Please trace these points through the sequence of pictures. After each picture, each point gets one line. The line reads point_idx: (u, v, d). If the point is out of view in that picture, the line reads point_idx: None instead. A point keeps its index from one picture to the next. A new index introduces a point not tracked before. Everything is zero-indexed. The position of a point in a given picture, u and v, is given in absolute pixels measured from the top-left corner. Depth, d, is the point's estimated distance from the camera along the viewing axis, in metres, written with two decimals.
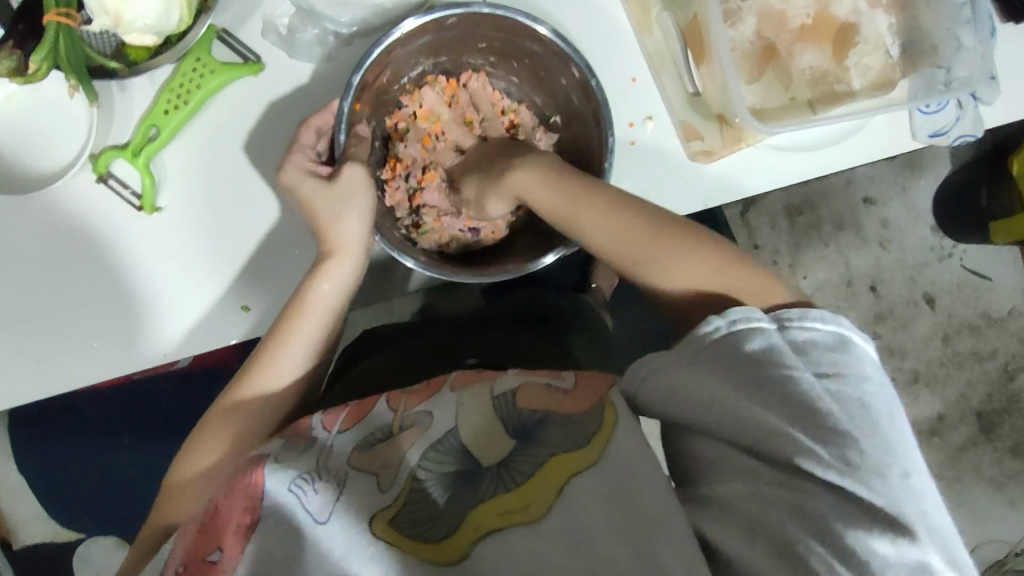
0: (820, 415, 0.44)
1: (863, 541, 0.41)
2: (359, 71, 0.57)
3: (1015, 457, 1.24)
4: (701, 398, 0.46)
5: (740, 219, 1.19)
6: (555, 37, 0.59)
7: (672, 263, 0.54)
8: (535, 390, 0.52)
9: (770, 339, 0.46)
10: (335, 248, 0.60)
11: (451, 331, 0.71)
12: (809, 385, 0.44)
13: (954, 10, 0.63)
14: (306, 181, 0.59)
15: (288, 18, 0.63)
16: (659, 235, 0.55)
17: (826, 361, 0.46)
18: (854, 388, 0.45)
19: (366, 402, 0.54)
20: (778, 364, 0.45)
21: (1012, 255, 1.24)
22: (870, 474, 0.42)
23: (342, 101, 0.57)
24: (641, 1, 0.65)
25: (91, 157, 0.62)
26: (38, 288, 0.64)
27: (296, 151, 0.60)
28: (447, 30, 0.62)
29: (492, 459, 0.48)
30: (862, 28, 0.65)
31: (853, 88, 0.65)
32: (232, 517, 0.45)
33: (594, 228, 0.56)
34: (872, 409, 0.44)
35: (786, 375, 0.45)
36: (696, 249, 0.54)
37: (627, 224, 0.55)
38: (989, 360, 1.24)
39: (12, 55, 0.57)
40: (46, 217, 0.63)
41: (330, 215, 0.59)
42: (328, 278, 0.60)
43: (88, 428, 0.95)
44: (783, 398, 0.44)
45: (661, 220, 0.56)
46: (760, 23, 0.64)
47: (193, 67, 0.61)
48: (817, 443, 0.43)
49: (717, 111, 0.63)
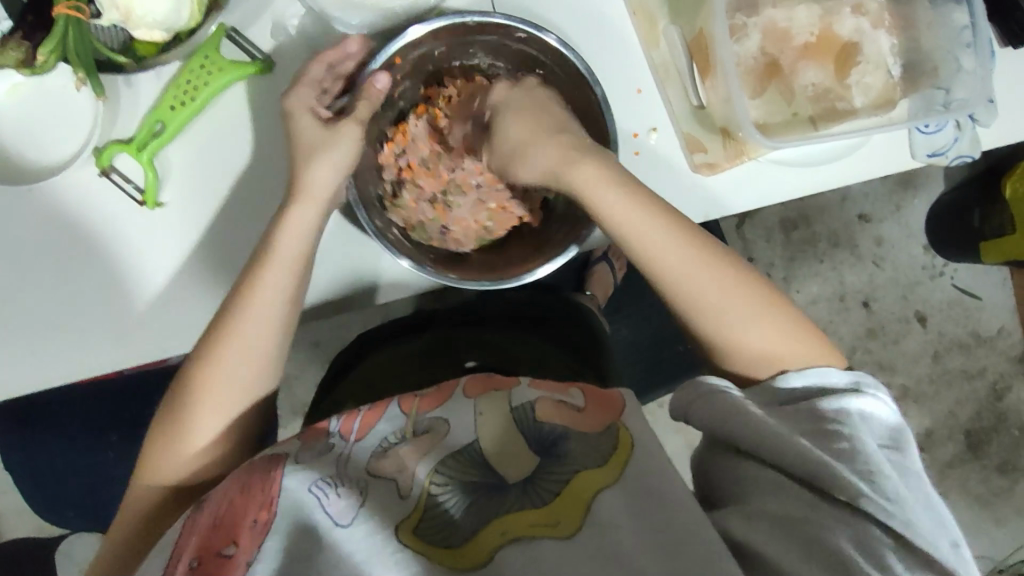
0: (878, 474, 0.50)
1: None
2: (404, 36, 0.60)
3: (1002, 474, 1.26)
4: (757, 431, 0.52)
5: (737, 232, 1.20)
6: (559, 45, 0.61)
7: (714, 290, 0.58)
8: (550, 405, 0.51)
9: (842, 400, 0.53)
10: (299, 193, 0.59)
11: (453, 331, 0.71)
12: (873, 448, 0.51)
13: (955, 33, 0.65)
14: (308, 125, 0.60)
15: (299, 19, 0.64)
16: (712, 264, 0.58)
17: (887, 435, 0.52)
18: (910, 463, 0.52)
19: (375, 408, 0.53)
20: (847, 419, 0.52)
21: (1002, 275, 1.26)
22: (918, 530, 0.48)
23: (382, 53, 0.60)
24: (647, 13, 0.66)
25: (95, 150, 0.61)
26: (36, 281, 0.63)
27: (304, 84, 0.60)
28: (514, 41, 0.63)
29: (517, 477, 0.47)
30: (864, 48, 0.66)
31: (855, 106, 0.66)
32: (247, 512, 0.47)
33: (653, 245, 0.58)
34: (921, 482, 0.51)
35: (844, 429, 0.51)
36: (743, 288, 0.58)
37: (694, 260, 0.58)
38: (978, 378, 1.26)
39: (21, 46, 0.57)
40: (47, 209, 0.63)
41: (310, 162, 0.60)
42: (291, 228, 0.59)
43: (77, 424, 0.94)
44: (847, 452, 0.51)
45: (718, 249, 0.59)
46: (764, 39, 0.65)
47: (201, 64, 0.61)
48: (882, 499, 0.49)
49: (720, 124, 0.64)
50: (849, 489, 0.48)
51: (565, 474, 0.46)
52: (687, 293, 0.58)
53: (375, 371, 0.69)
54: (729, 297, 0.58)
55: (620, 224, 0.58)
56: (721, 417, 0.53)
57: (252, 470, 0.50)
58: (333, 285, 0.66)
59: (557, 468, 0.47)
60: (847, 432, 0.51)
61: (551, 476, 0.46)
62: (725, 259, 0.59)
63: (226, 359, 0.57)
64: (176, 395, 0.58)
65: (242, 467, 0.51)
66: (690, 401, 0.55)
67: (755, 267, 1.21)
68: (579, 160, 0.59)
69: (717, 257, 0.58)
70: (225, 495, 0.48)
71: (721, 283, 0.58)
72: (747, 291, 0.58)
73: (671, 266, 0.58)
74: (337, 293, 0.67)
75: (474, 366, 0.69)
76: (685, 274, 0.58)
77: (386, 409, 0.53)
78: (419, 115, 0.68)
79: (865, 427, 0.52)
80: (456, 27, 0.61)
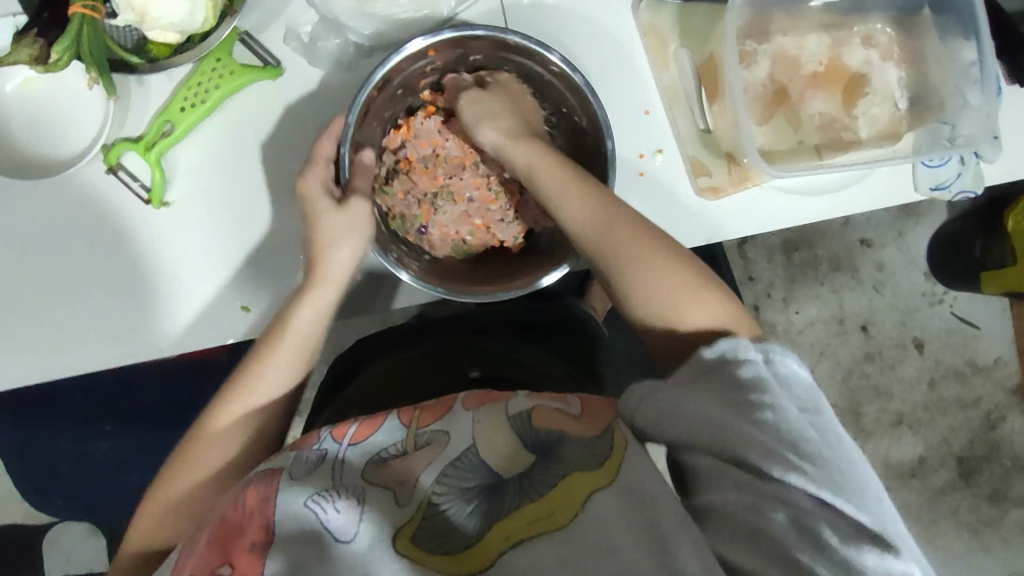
0: (804, 443, 0.46)
1: (853, 550, 0.42)
2: (413, 41, 0.58)
3: (992, 504, 1.25)
4: (686, 420, 0.48)
5: (738, 251, 1.21)
6: (586, 92, 0.60)
7: (660, 274, 0.56)
8: (550, 413, 0.52)
9: (757, 366, 0.49)
10: (320, 276, 0.59)
11: (455, 341, 0.73)
12: (795, 415, 0.47)
13: (963, 69, 0.65)
14: (320, 201, 0.59)
15: (312, 26, 0.64)
16: (640, 240, 0.57)
17: (801, 395, 0.49)
18: (829, 423, 0.48)
19: (371, 422, 0.55)
20: (762, 386, 0.48)
21: (1001, 306, 1.26)
22: (850, 496, 0.44)
23: (373, 74, 0.57)
24: (659, 35, 0.67)
25: (103, 148, 0.62)
26: (40, 273, 0.64)
27: (318, 162, 0.60)
28: (549, 72, 0.62)
29: (512, 472, 0.48)
30: (873, 79, 0.66)
31: (861, 137, 0.66)
32: (246, 532, 0.46)
33: (582, 216, 0.57)
34: (844, 442, 0.47)
35: (763, 399, 0.47)
36: (681, 266, 0.57)
37: (622, 225, 0.56)
38: (973, 407, 1.26)
39: (35, 44, 0.56)
40: (54, 203, 0.64)
41: (327, 240, 0.59)
42: (309, 305, 0.59)
43: (71, 413, 0.94)
44: (768, 424, 0.46)
45: (641, 227, 0.57)
46: (774, 67, 0.66)
47: (212, 67, 0.62)
48: (805, 467, 0.45)
49: (727, 148, 0.67)
50: (775, 469, 0.45)
51: (561, 472, 0.47)
52: (629, 270, 0.56)
53: (382, 380, 0.71)
54: (671, 273, 0.56)
55: (554, 194, 0.58)
56: (651, 412, 0.49)
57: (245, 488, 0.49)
58: None
59: (555, 468, 0.47)
60: (768, 401, 0.47)
61: (548, 473, 0.47)
62: (651, 236, 0.57)
63: (265, 375, 0.57)
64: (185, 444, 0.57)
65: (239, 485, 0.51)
66: (641, 400, 0.50)
67: (755, 286, 1.21)
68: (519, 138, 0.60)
69: (633, 225, 0.57)
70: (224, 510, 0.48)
71: (665, 265, 0.56)
72: (679, 261, 0.57)
73: (592, 235, 0.57)
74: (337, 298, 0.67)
75: (478, 377, 0.71)
76: (607, 234, 0.57)
77: (384, 423, 0.54)
78: (431, 118, 0.67)
79: (782, 393, 0.48)
80: (492, 41, 0.61)
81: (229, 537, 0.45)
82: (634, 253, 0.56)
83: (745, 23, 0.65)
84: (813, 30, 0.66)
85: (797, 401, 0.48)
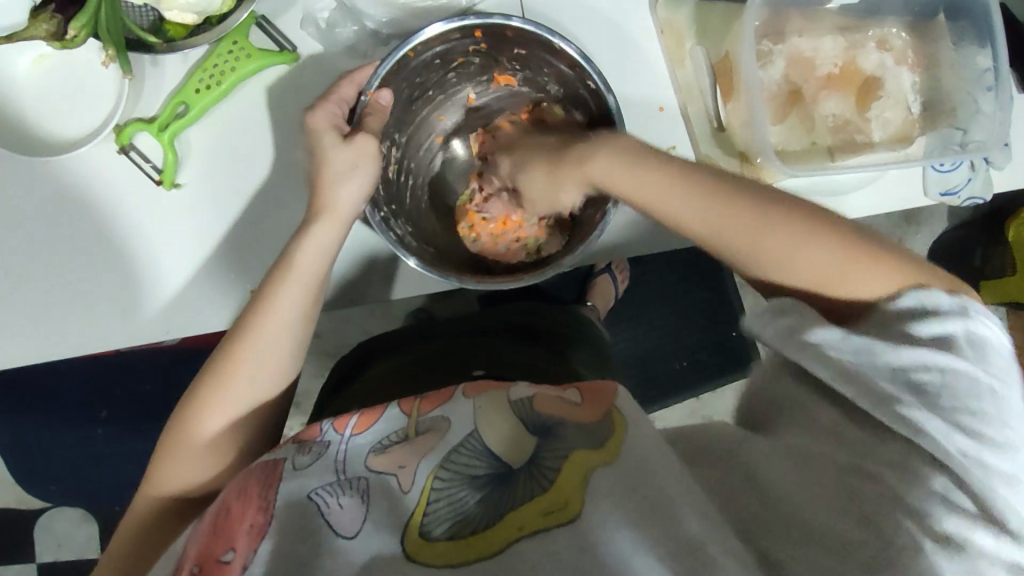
0: (964, 410, 0.43)
1: (962, 530, 0.41)
2: (456, 20, 0.58)
3: None
4: (835, 362, 0.46)
5: None
6: (616, 111, 0.60)
7: (818, 257, 0.49)
8: (550, 401, 0.51)
9: (941, 324, 0.45)
10: (323, 209, 0.58)
11: (457, 342, 0.75)
12: (963, 376, 0.44)
13: (977, 75, 0.65)
14: (325, 133, 0.58)
15: (329, 12, 0.64)
16: (781, 232, 0.50)
17: (972, 352, 0.44)
18: (997, 385, 0.44)
19: (372, 410, 0.54)
20: (933, 339, 0.45)
21: (996, 315, 1.26)
22: (998, 475, 0.42)
23: (397, 49, 0.58)
24: (675, 32, 0.67)
25: (117, 128, 0.61)
26: (49, 254, 0.64)
27: (331, 100, 0.60)
28: (582, 84, 0.63)
29: (519, 463, 0.47)
30: (886, 83, 0.67)
31: (873, 140, 0.67)
32: (244, 518, 0.47)
33: (693, 209, 0.52)
34: (1003, 417, 0.43)
35: (924, 356, 0.44)
36: (854, 245, 0.49)
37: (751, 215, 0.51)
38: None
39: (52, 20, 0.56)
40: (65, 181, 0.63)
41: (331, 174, 0.58)
42: (311, 240, 0.57)
43: (65, 400, 0.91)
44: (929, 385, 0.44)
45: (783, 212, 0.50)
46: (789, 67, 0.66)
47: (229, 50, 0.61)
48: (962, 439, 0.43)
49: (740, 148, 0.65)
50: (901, 416, 0.44)
51: (564, 457, 0.47)
52: (787, 271, 0.50)
53: (382, 374, 0.72)
54: (845, 268, 0.49)
55: (650, 197, 0.54)
56: (788, 346, 0.49)
57: (251, 475, 0.50)
58: (343, 273, 0.66)
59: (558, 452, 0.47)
60: (934, 362, 0.44)
61: (552, 461, 0.46)
62: (789, 220, 0.50)
63: (248, 358, 0.55)
64: (177, 419, 0.55)
65: (240, 476, 0.51)
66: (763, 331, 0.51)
67: None
68: (588, 156, 0.56)
69: (797, 218, 0.50)
70: (225, 499, 0.49)
71: (870, 267, 0.48)
72: (874, 255, 0.48)
73: (706, 232, 0.52)
74: (345, 285, 0.67)
75: (481, 375, 0.70)
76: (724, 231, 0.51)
77: (384, 411, 0.53)
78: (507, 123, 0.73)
79: (963, 357, 0.44)
80: (538, 42, 0.61)
81: (228, 525, 0.47)
82: (759, 248, 0.51)
83: (762, 23, 0.65)
84: (829, 32, 0.67)
85: (979, 366, 0.44)
